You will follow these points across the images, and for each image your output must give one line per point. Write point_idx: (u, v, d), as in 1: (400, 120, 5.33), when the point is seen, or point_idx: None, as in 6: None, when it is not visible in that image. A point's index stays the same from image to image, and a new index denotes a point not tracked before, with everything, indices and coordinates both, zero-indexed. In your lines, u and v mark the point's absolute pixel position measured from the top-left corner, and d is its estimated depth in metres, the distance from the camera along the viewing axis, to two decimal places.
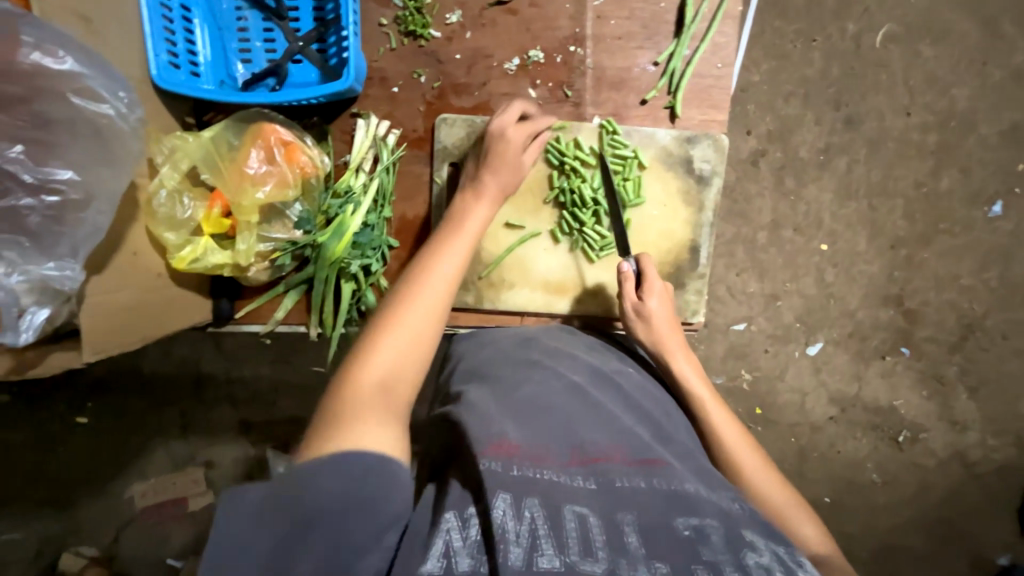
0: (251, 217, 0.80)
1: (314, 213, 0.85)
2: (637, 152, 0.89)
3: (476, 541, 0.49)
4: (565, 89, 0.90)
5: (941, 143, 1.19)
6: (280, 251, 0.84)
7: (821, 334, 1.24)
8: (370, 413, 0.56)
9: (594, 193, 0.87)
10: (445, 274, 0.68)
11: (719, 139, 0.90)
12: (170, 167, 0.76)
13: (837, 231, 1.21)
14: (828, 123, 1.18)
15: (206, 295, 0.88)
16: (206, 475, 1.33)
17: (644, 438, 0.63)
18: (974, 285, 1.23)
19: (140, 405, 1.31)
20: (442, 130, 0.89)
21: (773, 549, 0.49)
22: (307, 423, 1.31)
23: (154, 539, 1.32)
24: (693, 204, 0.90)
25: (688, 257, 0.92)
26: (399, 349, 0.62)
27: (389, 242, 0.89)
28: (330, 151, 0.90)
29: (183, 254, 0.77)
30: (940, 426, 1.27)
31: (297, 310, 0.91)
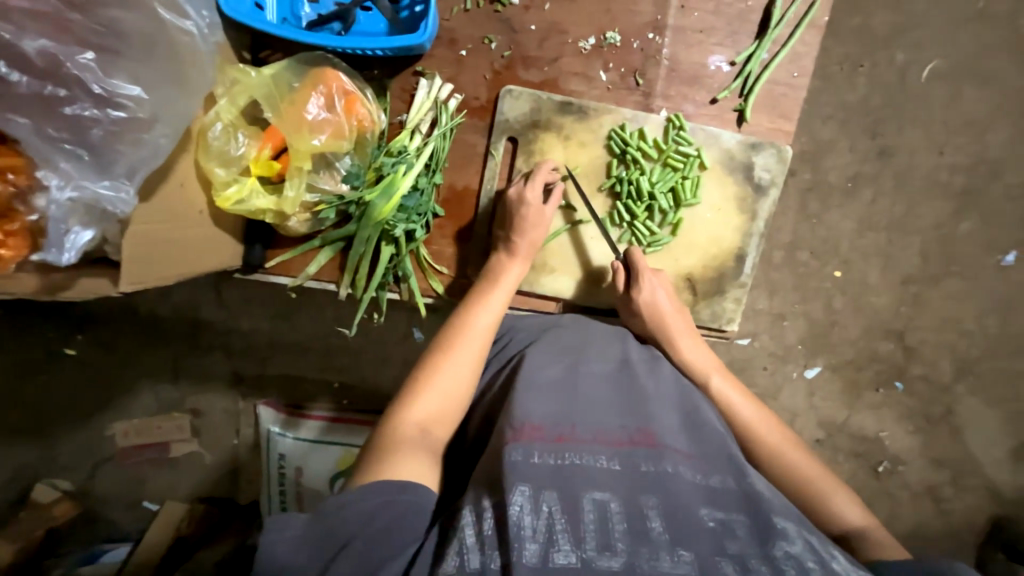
0: (302, 164, 0.76)
1: (364, 169, 0.82)
2: (700, 151, 0.87)
3: (489, 535, 0.48)
4: (637, 77, 0.88)
5: (967, 187, 1.20)
6: (325, 204, 0.81)
7: (820, 359, 1.26)
8: (410, 450, 0.57)
9: (651, 187, 0.86)
10: (482, 328, 0.72)
11: (783, 150, 0.89)
12: (228, 101, 0.74)
13: (853, 260, 1.22)
14: (861, 151, 1.18)
15: (239, 239, 0.84)
16: (191, 423, 1.32)
17: (673, 423, 0.63)
18: (975, 330, 1.25)
19: (131, 344, 1.29)
20: (506, 102, 0.87)
21: (805, 539, 0.50)
22: (302, 382, 1.30)
23: (134, 477, 1.33)
24: (746, 211, 0.90)
25: (733, 265, 0.92)
26: (439, 396, 0.64)
27: (435, 210, 0.88)
28: (388, 107, 0.87)
29: (228, 193, 0.74)
30: (919, 462, 1.31)
31: (330, 266, 0.89)
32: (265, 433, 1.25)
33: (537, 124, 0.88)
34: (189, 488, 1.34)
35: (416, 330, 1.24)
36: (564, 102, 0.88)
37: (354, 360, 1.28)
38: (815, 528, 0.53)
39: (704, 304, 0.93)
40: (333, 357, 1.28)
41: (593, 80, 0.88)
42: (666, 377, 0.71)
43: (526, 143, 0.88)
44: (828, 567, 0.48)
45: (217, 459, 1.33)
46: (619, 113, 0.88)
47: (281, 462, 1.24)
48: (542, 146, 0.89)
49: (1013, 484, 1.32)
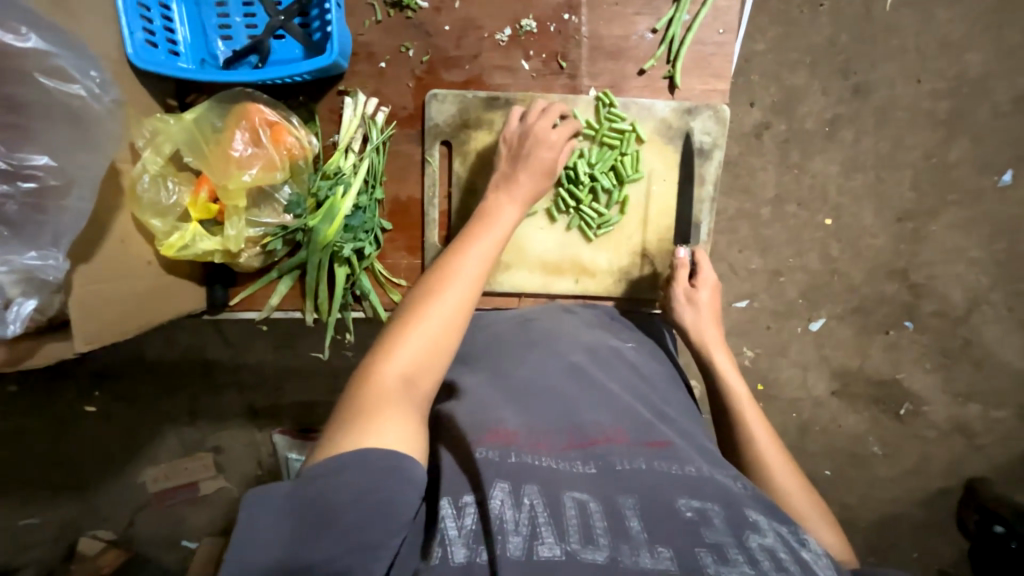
0: (238, 202, 0.77)
1: (305, 197, 0.83)
2: (634, 125, 0.86)
3: (471, 530, 0.49)
4: (559, 61, 0.87)
5: (953, 111, 1.15)
6: (271, 236, 0.82)
7: (824, 310, 1.23)
8: (394, 409, 0.53)
9: (590, 169, 0.86)
10: (472, 274, 0.63)
11: (720, 110, 0.86)
12: (152, 152, 0.75)
13: (843, 205, 1.19)
14: (836, 92, 1.14)
15: (198, 281, 0.87)
16: (215, 459, 1.36)
17: (646, 417, 0.64)
18: (983, 258, 1.21)
19: (147, 391, 1.33)
20: (433, 107, 0.86)
21: (776, 530, 0.51)
22: (312, 406, 1.33)
23: (171, 519, 1.38)
24: (693, 178, 0.88)
25: (688, 233, 0.90)
26: (425, 345, 0.58)
27: (382, 225, 0.87)
28: (318, 131, 0.87)
29: (172, 241, 0.75)
30: (943, 399, 1.27)
31: (292, 295, 0.90)
32: (285, 460, 1.27)
33: (467, 124, 0.86)
34: (223, 523, 1.38)
35: None
36: (490, 98, 0.86)
37: None
38: (787, 517, 0.54)
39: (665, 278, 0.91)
40: (339, 378, 1.30)
41: (516, 71, 0.87)
42: (625, 363, 0.74)
43: (460, 145, 0.87)
44: (801, 558, 0.48)
45: (246, 490, 1.37)
46: (547, 100, 0.86)
47: None
48: (476, 145, 0.87)
49: None
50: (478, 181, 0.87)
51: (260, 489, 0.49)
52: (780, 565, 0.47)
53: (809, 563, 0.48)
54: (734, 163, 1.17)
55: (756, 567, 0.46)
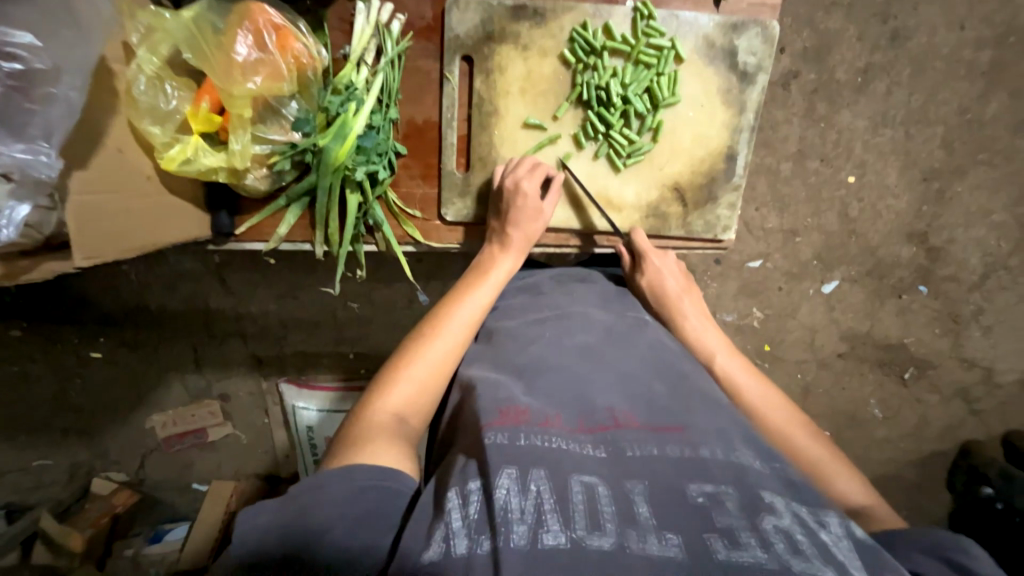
0: (244, 111, 0.66)
1: (313, 113, 0.73)
2: (674, 42, 0.79)
3: (474, 519, 0.48)
4: None
5: (993, 63, 1.09)
6: (279, 155, 0.72)
7: (838, 272, 1.21)
8: (385, 435, 0.59)
9: (623, 90, 0.79)
10: (463, 323, 0.72)
11: (768, 28, 0.80)
12: (146, 52, 0.63)
13: (868, 162, 1.14)
14: (872, 39, 1.07)
15: (201, 206, 0.74)
16: (222, 408, 1.37)
17: (661, 396, 0.63)
18: (1006, 222, 1.17)
19: (151, 339, 1.32)
20: (454, 16, 0.78)
21: (793, 511, 0.49)
22: (317, 357, 1.33)
23: (181, 462, 1.41)
24: (732, 104, 0.82)
25: (723, 166, 0.85)
26: (414, 386, 0.66)
27: (396, 148, 0.80)
28: (327, 42, 0.76)
29: (171, 155, 0.64)
30: (948, 363, 1.27)
31: (301, 226, 0.80)
32: (291, 409, 1.31)
33: (491, 37, 0.79)
34: (232, 468, 1.41)
35: (421, 294, 1.25)
36: (517, 7, 0.79)
37: (364, 329, 1.30)
38: (810, 496, 0.52)
39: (696, 214, 0.87)
40: (343, 329, 1.30)
41: None
42: (645, 343, 0.72)
43: (482, 61, 0.80)
44: (818, 541, 0.47)
45: (253, 438, 1.39)
46: (580, 11, 0.79)
47: (309, 433, 1.31)
48: (500, 61, 0.80)
49: None
50: (500, 103, 0.81)
51: (254, 507, 0.51)
52: (796, 547, 0.46)
53: (828, 548, 0.46)
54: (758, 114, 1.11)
55: (770, 551, 0.45)
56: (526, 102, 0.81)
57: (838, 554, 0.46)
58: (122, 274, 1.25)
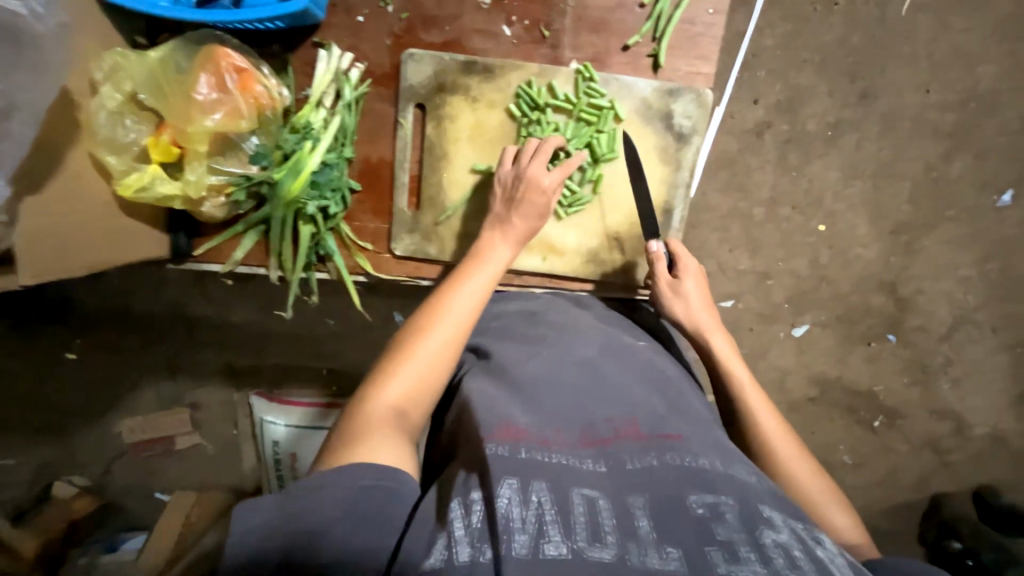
0: (200, 147, 0.71)
1: (272, 148, 0.77)
2: (613, 103, 0.82)
3: (476, 528, 0.49)
4: (542, 29, 0.81)
5: (958, 125, 1.13)
6: (234, 186, 0.76)
7: (808, 316, 1.23)
8: (383, 432, 0.57)
9: (564, 144, 0.81)
10: (464, 312, 0.68)
11: (703, 95, 0.82)
12: (111, 87, 0.68)
13: (838, 212, 1.17)
14: (842, 96, 1.12)
15: (162, 228, 0.80)
16: (192, 416, 1.37)
17: (658, 410, 0.65)
18: (973, 276, 1.20)
19: (129, 343, 1.33)
20: (409, 67, 0.81)
21: (790, 526, 0.51)
22: (291, 371, 1.34)
23: (147, 469, 1.39)
24: (670, 162, 0.85)
25: (660, 219, 0.87)
26: (414, 379, 0.63)
27: (350, 185, 0.82)
28: (291, 84, 0.81)
29: (128, 181, 0.69)
30: (918, 413, 1.27)
31: (257, 251, 0.84)
32: (260, 422, 1.27)
33: (443, 87, 0.81)
34: (198, 478, 1.40)
35: (398, 314, 1.25)
36: (468, 62, 0.81)
37: (340, 345, 1.31)
38: (802, 513, 0.54)
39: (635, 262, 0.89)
40: (320, 345, 1.31)
41: (497, 36, 0.81)
42: (641, 360, 0.74)
43: (434, 109, 0.82)
44: (815, 556, 0.48)
45: (221, 449, 1.38)
46: (526, 69, 0.81)
47: (275, 448, 1.25)
48: (451, 110, 0.82)
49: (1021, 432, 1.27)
50: (450, 149, 0.83)
51: (253, 500, 0.51)
52: (795, 563, 0.47)
53: (824, 562, 0.48)
54: (732, 161, 1.15)
55: (769, 565, 0.46)
56: (475, 148, 0.83)
57: (834, 570, 0.47)
58: (105, 277, 1.27)
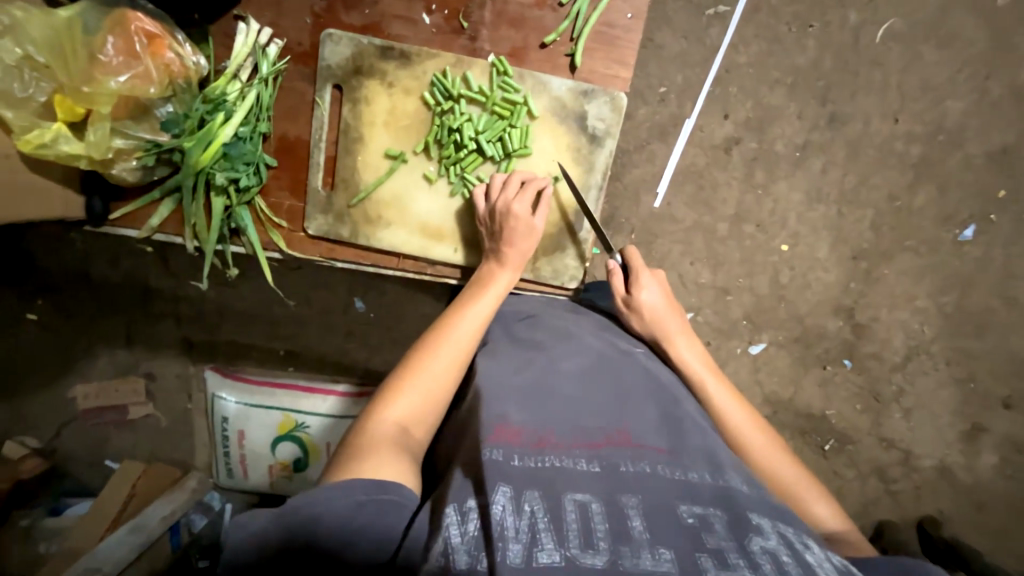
0: (103, 108, 0.68)
1: (183, 116, 0.75)
2: (527, 98, 0.79)
3: (474, 537, 0.47)
4: (461, 19, 0.80)
5: (923, 157, 1.15)
6: (143, 151, 0.74)
7: (765, 335, 1.23)
8: (387, 448, 0.57)
9: (476, 134, 0.79)
10: (467, 333, 0.69)
11: (617, 98, 0.81)
12: (10, 42, 0.65)
13: (801, 233, 1.18)
14: (811, 118, 1.14)
15: (75, 190, 0.76)
16: (146, 387, 1.36)
17: (649, 420, 0.64)
18: (929, 308, 1.21)
19: (88, 309, 1.33)
20: (327, 48, 0.78)
21: (779, 532, 0.50)
22: (248, 349, 1.33)
23: (96, 437, 1.38)
24: (582, 164, 0.83)
25: (572, 220, 0.84)
26: (419, 397, 0.64)
27: (265, 160, 0.79)
28: (209, 55, 0.79)
29: (29, 137, 0.66)
30: (867, 441, 1.26)
31: (176, 219, 0.81)
32: (212, 397, 1.27)
33: (360, 70, 0.79)
34: (146, 450, 1.38)
35: (358, 301, 1.27)
36: (385, 47, 0.79)
37: (298, 327, 1.30)
38: (796, 519, 0.53)
39: (545, 261, 0.85)
40: (278, 325, 1.31)
41: (416, 23, 0.80)
42: (637, 364, 0.72)
43: (350, 91, 0.80)
44: (803, 561, 0.47)
45: (173, 422, 1.38)
46: (442, 58, 0.79)
47: (224, 424, 1.27)
48: (366, 94, 0.80)
49: (968, 468, 1.26)
50: (365, 133, 0.81)
51: (247, 515, 0.52)
52: (782, 568, 0.46)
53: (812, 567, 0.47)
54: (699, 173, 1.16)
55: (757, 571, 0.46)
56: (390, 133, 0.81)
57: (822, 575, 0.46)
58: (69, 241, 1.27)
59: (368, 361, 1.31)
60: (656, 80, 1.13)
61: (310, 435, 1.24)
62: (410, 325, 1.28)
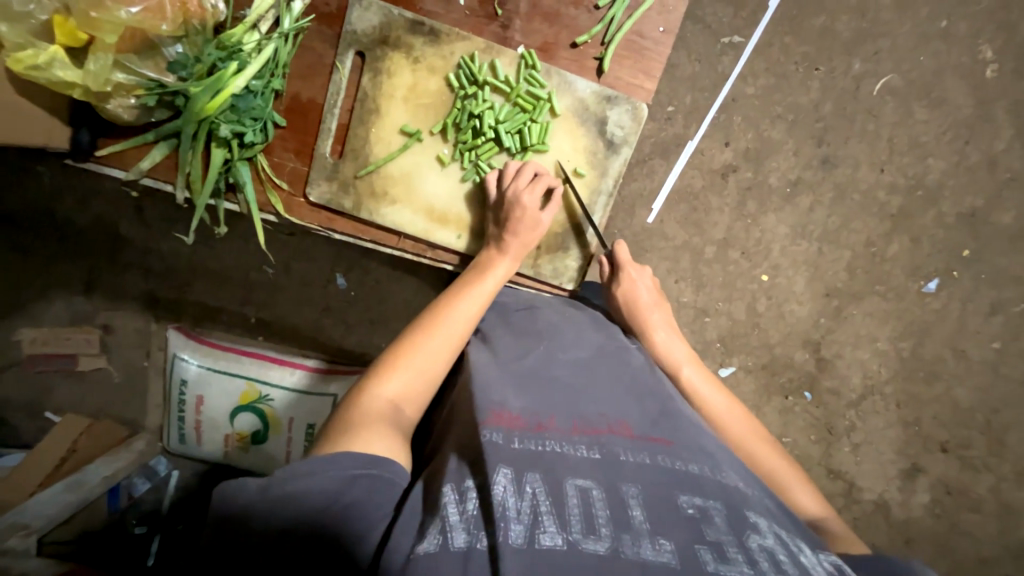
0: (108, 37, 0.65)
1: (194, 60, 0.71)
2: (551, 95, 0.79)
3: (472, 515, 0.49)
4: (496, 6, 0.79)
5: (902, 208, 1.21)
6: (144, 90, 0.70)
7: (736, 359, 1.26)
8: (379, 424, 0.57)
9: (496, 124, 0.78)
10: (464, 317, 0.70)
11: (638, 108, 0.82)
12: None
13: (781, 266, 1.22)
14: (805, 157, 1.18)
15: (61, 119, 0.71)
16: (101, 338, 1.29)
17: (650, 413, 0.65)
18: (889, 351, 1.27)
19: (48, 249, 1.25)
20: (355, 12, 0.76)
21: (775, 531, 0.52)
22: (218, 311, 1.28)
23: (38, 386, 1.30)
24: (596, 168, 0.83)
25: (579, 222, 0.84)
26: (412, 377, 0.64)
27: (275, 118, 0.76)
28: (229, 0, 0.75)
29: (20, 56, 0.62)
30: (817, 470, 1.32)
31: (168, 165, 0.77)
32: (172, 358, 1.22)
33: (386, 41, 0.77)
34: (93, 405, 1.31)
35: (340, 277, 1.24)
36: (415, 21, 0.78)
37: (274, 295, 1.26)
38: (792, 526, 0.55)
39: (546, 258, 0.85)
40: (253, 291, 1.26)
41: (450, 3, 0.79)
42: (639, 364, 0.73)
43: (373, 60, 0.78)
44: (799, 561, 0.49)
45: (127, 379, 1.31)
46: (472, 42, 0.78)
47: (182, 387, 1.22)
48: (389, 66, 0.78)
49: (904, 506, 1.34)
50: (383, 105, 0.79)
51: (238, 482, 0.49)
52: (780, 567, 0.48)
53: (807, 567, 0.49)
54: (694, 195, 1.18)
55: (756, 567, 0.47)
56: (408, 110, 0.79)
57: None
58: (33, 174, 1.19)
59: (342, 340, 1.28)
60: (665, 98, 1.15)
61: (272, 409, 1.20)
62: (391, 309, 1.26)
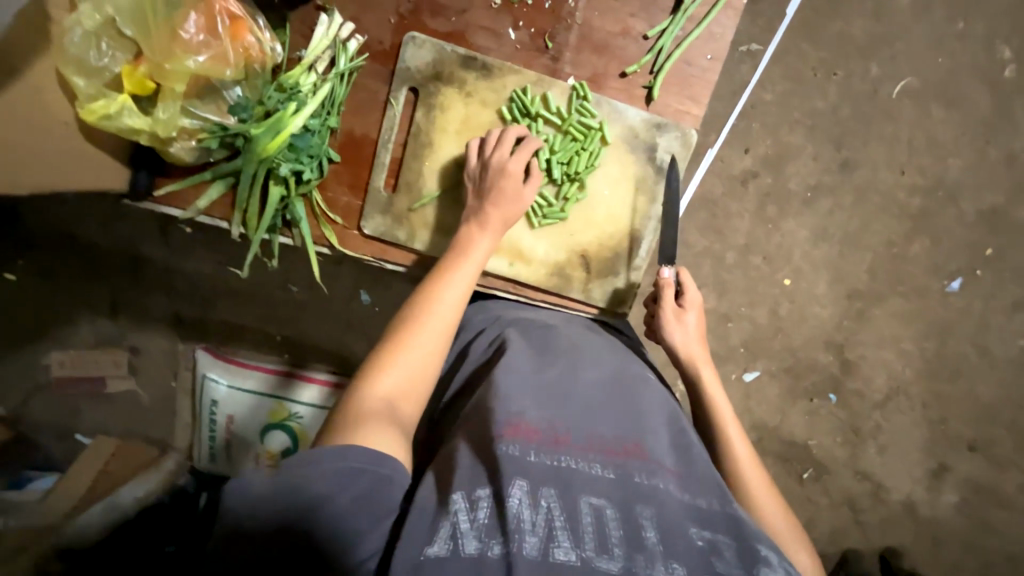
0: (176, 86, 0.68)
1: (255, 103, 0.73)
2: (603, 124, 0.80)
3: (483, 524, 0.50)
4: (546, 40, 0.80)
5: (922, 209, 1.21)
6: (207, 133, 0.71)
7: (759, 364, 1.27)
8: (376, 423, 0.55)
9: (548, 155, 0.79)
10: (451, 303, 0.66)
11: (688, 134, 0.82)
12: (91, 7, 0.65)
13: (803, 269, 1.23)
14: (824, 162, 1.19)
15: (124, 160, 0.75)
16: (128, 360, 1.30)
17: (665, 438, 0.64)
18: (912, 351, 1.27)
19: (74, 273, 1.26)
20: (409, 50, 0.78)
21: (785, 567, 0.52)
22: (244, 330, 1.29)
23: (66, 408, 1.31)
24: (646, 193, 0.83)
25: (627, 246, 0.84)
26: (406, 374, 0.60)
27: (330, 155, 0.78)
28: (285, 41, 0.77)
29: (94, 107, 0.66)
30: (843, 472, 1.32)
31: (224, 203, 0.78)
32: (201, 378, 1.23)
33: (440, 77, 0.79)
34: (122, 427, 1.32)
35: (364, 294, 1.25)
36: (468, 57, 0.79)
37: (299, 313, 1.27)
38: None
39: (597, 282, 0.85)
40: (278, 310, 1.28)
41: (501, 37, 0.80)
42: (659, 393, 0.71)
43: (427, 96, 0.79)
44: None
45: (155, 400, 1.32)
46: (523, 75, 0.79)
47: (213, 407, 1.23)
48: (442, 100, 0.79)
49: (932, 506, 1.33)
50: (436, 138, 0.80)
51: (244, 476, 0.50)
52: None
53: None
54: (714, 202, 1.19)
55: None
56: (461, 142, 0.80)
57: None
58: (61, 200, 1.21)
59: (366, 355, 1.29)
60: None
61: (303, 427, 1.20)
62: None
